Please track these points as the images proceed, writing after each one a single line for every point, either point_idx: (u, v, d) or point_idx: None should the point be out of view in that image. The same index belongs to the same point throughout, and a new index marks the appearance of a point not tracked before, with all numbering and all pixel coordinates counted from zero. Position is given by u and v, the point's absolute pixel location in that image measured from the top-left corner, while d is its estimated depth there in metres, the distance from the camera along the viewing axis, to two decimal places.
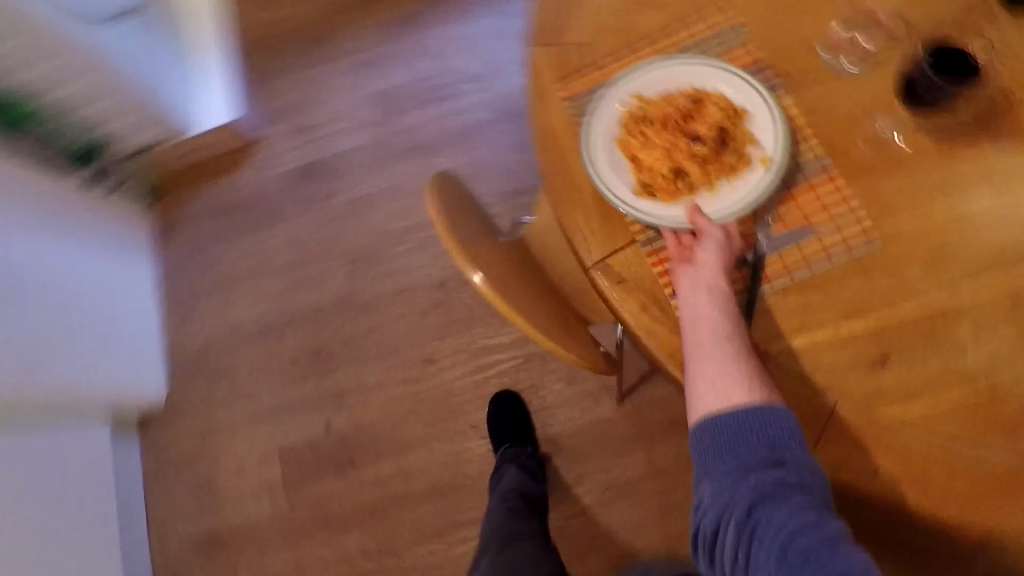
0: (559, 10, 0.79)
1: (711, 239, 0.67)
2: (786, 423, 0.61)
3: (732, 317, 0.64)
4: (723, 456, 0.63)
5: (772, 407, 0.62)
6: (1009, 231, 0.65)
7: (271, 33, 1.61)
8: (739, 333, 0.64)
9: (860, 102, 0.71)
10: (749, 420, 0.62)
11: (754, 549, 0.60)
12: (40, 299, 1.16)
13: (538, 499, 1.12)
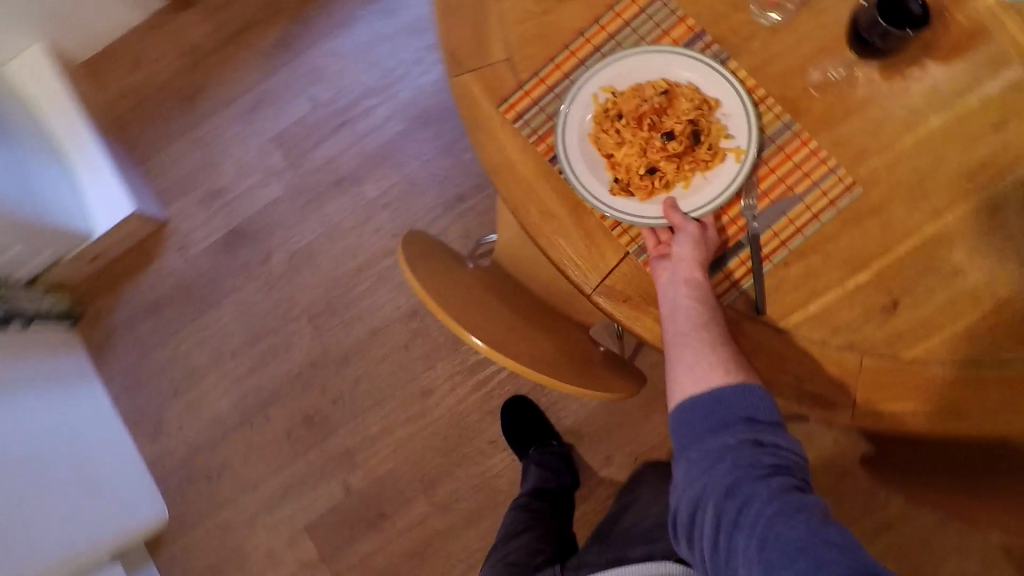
0: (488, 35, 0.77)
1: (685, 232, 0.69)
2: (763, 402, 0.64)
3: (703, 306, 0.67)
4: (700, 441, 0.66)
5: (750, 388, 0.64)
6: (967, 143, 0.71)
7: (142, 107, 1.48)
8: (712, 321, 0.67)
9: (805, 52, 0.73)
10: (729, 400, 0.64)
11: (731, 536, 0.61)
12: (23, 468, 1.08)
13: (553, 493, 1.23)
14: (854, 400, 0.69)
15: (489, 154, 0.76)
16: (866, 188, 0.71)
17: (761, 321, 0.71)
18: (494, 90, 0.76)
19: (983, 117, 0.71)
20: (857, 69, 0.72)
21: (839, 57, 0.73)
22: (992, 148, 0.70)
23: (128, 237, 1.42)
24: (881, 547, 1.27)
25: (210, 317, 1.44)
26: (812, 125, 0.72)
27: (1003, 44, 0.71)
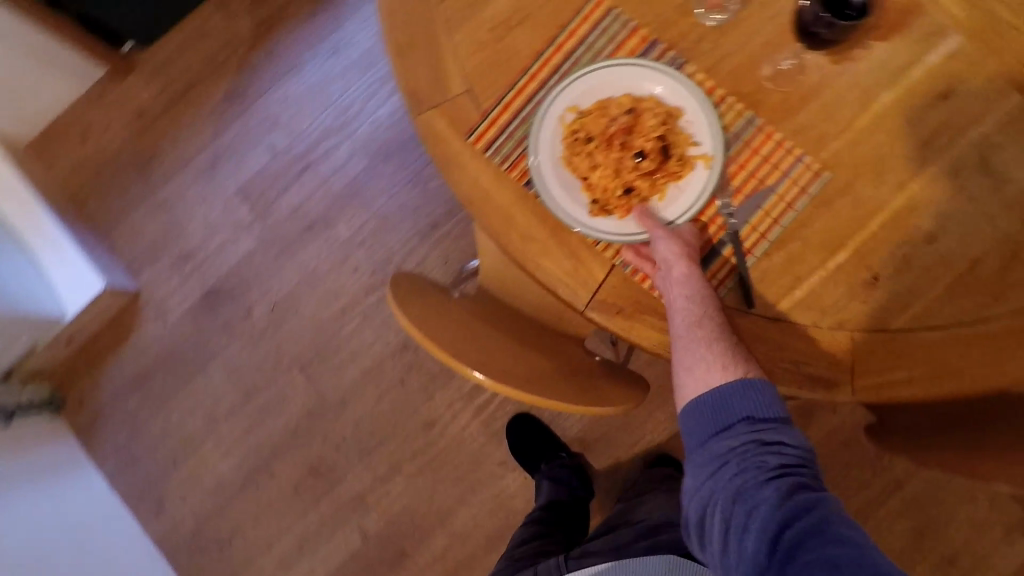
0: (445, 71, 0.78)
1: (659, 236, 0.71)
2: (762, 398, 0.65)
3: (698, 304, 0.68)
4: (706, 445, 0.67)
5: (747, 376, 0.65)
6: (920, 115, 0.74)
7: (98, 179, 1.45)
8: (706, 315, 0.68)
9: (754, 48, 0.75)
10: (727, 395, 0.66)
11: (738, 541, 0.61)
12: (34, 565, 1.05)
13: (564, 504, 1.23)
14: (853, 377, 0.71)
15: (464, 188, 0.76)
16: (833, 170, 0.73)
17: (753, 313, 0.72)
18: (460, 123, 0.77)
19: (931, 87, 0.74)
20: (807, 57, 0.75)
21: (788, 48, 0.75)
22: (944, 116, 0.73)
23: (102, 313, 1.39)
24: (893, 504, 1.31)
25: (198, 382, 1.42)
26: (773, 117, 0.74)
27: (938, 15, 0.75)
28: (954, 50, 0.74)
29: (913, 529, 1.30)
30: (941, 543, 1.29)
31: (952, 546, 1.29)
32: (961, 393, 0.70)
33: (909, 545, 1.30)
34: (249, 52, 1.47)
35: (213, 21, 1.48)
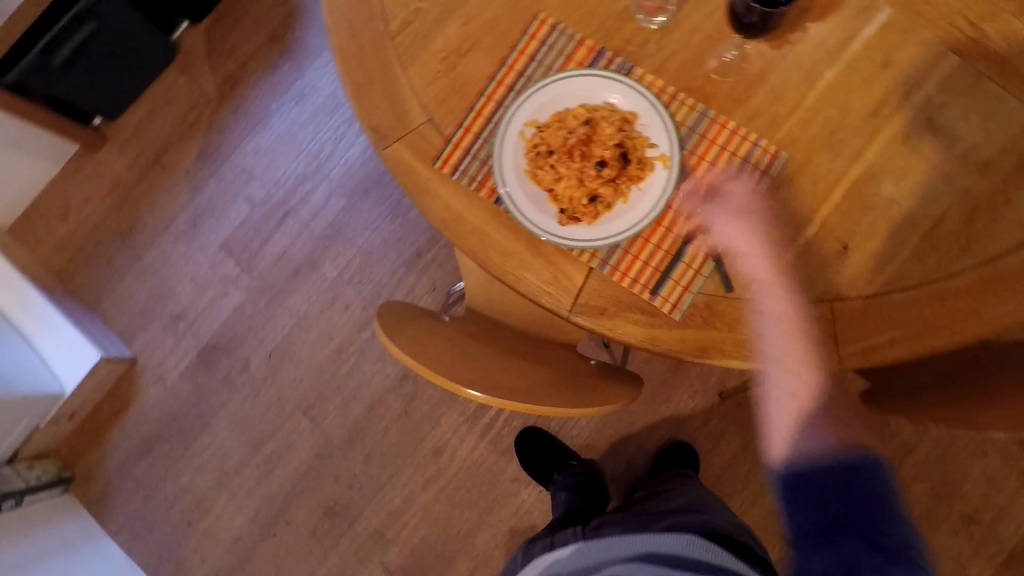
0: (403, 104, 0.80)
1: (760, 279, 0.73)
2: (875, 474, 0.67)
3: (798, 355, 0.72)
4: (805, 502, 0.68)
5: (861, 448, 0.68)
6: (864, 85, 0.76)
7: (83, 252, 1.47)
8: (803, 372, 0.71)
9: (696, 43, 0.78)
10: (832, 458, 0.68)
11: None
12: None
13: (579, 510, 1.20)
14: (838, 345, 0.72)
15: (438, 213, 0.78)
16: (788, 150, 0.76)
17: (733, 297, 0.74)
18: (425, 152, 0.79)
19: (871, 59, 0.76)
20: (748, 47, 0.77)
21: (729, 39, 0.78)
22: (888, 84, 0.76)
23: (101, 383, 1.39)
24: (908, 469, 1.31)
25: (203, 440, 1.42)
26: (724, 106, 0.77)
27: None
28: (887, 22, 0.77)
29: (931, 491, 1.30)
30: (960, 501, 1.29)
31: (972, 503, 1.29)
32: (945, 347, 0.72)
33: (930, 507, 1.30)
34: (216, 110, 1.50)
35: (178, 85, 1.51)
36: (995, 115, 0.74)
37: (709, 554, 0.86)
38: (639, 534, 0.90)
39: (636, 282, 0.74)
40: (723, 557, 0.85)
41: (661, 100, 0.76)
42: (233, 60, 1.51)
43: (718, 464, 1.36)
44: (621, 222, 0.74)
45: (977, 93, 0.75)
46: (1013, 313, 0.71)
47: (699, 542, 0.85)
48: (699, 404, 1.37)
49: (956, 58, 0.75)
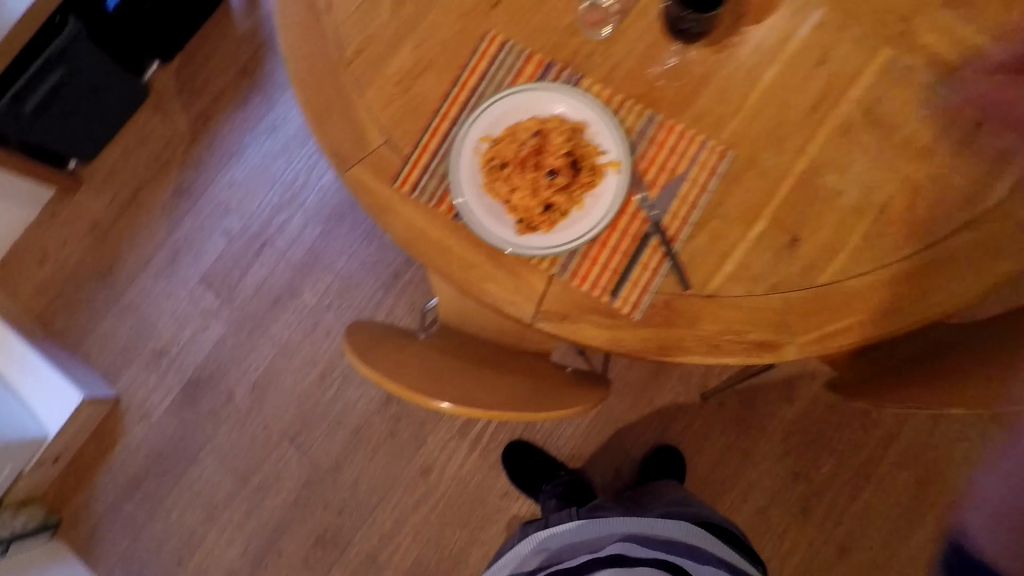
0: (361, 128, 0.82)
1: None
2: None
3: None
4: None
5: None
6: (804, 82, 0.79)
7: (63, 295, 1.47)
8: None
9: (640, 51, 0.80)
10: None
11: None
12: None
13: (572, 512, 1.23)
14: (795, 335, 0.75)
15: (400, 230, 0.80)
16: (735, 148, 0.78)
17: (691, 293, 0.76)
18: (385, 172, 0.81)
19: (809, 58, 0.79)
20: (690, 53, 0.80)
21: (670, 46, 0.80)
22: (826, 80, 0.79)
23: (85, 425, 1.39)
24: (891, 457, 1.34)
25: (191, 475, 1.41)
26: (671, 110, 0.79)
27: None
28: (820, 21, 0.80)
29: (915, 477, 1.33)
30: (945, 486, 1.33)
31: (956, 487, 1.32)
32: (897, 330, 0.74)
33: (916, 494, 1.33)
34: (190, 147, 1.53)
35: (152, 125, 1.53)
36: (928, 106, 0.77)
37: (697, 537, 1.07)
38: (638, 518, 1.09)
39: (596, 286, 0.76)
40: (707, 537, 1.07)
41: (609, 108, 0.78)
42: (204, 97, 1.54)
43: (705, 465, 1.37)
44: (577, 228, 0.76)
45: (910, 85, 0.78)
46: (958, 293, 0.74)
47: (694, 529, 1.07)
48: (682, 406, 1.39)
49: (888, 52, 0.79)
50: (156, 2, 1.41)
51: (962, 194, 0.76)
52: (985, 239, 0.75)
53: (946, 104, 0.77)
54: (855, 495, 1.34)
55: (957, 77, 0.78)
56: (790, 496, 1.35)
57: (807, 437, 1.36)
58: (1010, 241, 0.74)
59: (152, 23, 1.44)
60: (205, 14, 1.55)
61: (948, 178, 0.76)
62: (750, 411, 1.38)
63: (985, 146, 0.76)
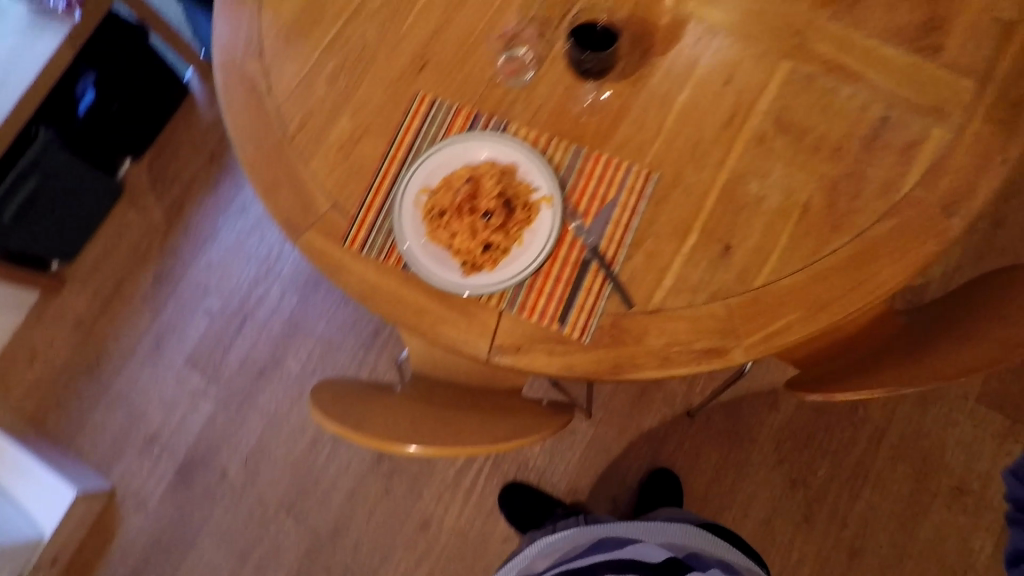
0: (307, 196, 0.87)
1: None
2: None
3: None
4: None
5: None
6: (715, 101, 0.84)
7: (53, 393, 1.50)
8: None
9: (560, 92, 0.86)
10: None
11: None
12: None
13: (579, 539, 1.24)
14: (740, 338, 0.77)
15: (353, 286, 0.83)
16: (659, 170, 0.82)
17: (636, 311, 0.78)
18: (334, 234, 0.85)
19: (717, 79, 0.84)
20: (606, 89, 0.86)
21: (587, 85, 0.86)
22: (735, 97, 0.84)
23: (82, 521, 1.39)
24: (885, 452, 1.34)
25: (190, 559, 1.40)
26: (594, 143, 0.84)
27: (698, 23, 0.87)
28: (722, 45, 0.86)
29: (913, 470, 1.32)
30: (944, 476, 1.32)
31: (956, 475, 1.31)
32: (838, 321, 0.77)
33: (917, 487, 1.32)
34: (167, 235, 1.59)
35: (129, 219, 1.60)
36: (833, 109, 0.82)
37: (704, 540, 1.12)
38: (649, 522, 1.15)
39: (544, 315, 0.79)
40: (714, 541, 1.13)
41: (535, 148, 0.83)
42: (176, 187, 1.61)
43: (701, 484, 1.37)
44: (519, 263, 0.80)
45: (813, 92, 0.83)
46: (889, 279, 0.77)
47: (702, 534, 1.13)
48: (670, 427, 1.40)
49: (788, 65, 0.84)
50: (123, 105, 1.52)
51: (879, 186, 0.79)
52: (906, 224, 0.78)
53: (850, 104, 0.82)
54: (856, 495, 1.33)
55: (856, 79, 0.83)
56: (791, 505, 1.34)
57: (799, 442, 1.36)
58: (930, 223, 0.78)
59: (121, 123, 1.54)
60: (171, 110, 1.65)
61: (863, 172, 0.80)
62: (738, 424, 1.38)
63: (892, 138, 0.81)
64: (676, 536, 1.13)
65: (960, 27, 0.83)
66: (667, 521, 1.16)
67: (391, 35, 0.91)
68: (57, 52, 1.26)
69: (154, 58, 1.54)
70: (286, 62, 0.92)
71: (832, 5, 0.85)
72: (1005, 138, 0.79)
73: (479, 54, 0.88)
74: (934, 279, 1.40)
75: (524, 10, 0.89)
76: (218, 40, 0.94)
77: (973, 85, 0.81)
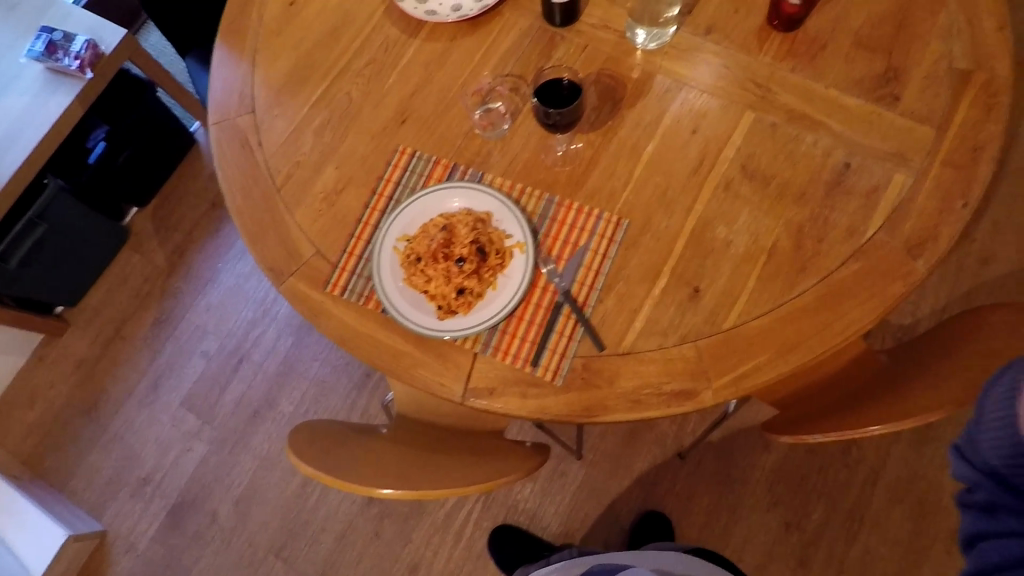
0: (292, 242, 0.90)
1: None
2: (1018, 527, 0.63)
3: None
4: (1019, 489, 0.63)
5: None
6: (682, 151, 0.87)
7: (51, 435, 1.52)
8: None
9: (534, 143, 0.90)
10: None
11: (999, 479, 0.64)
12: None
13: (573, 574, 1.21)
14: (710, 380, 0.78)
15: (333, 330, 0.85)
16: (629, 215, 0.85)
17: (607, 354, 0.80)
18: (316, 279, 0.88)
19: (684, 129, 0.88)
20: (577, 139, 0.90)
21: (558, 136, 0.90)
22: (702, 146, 0.87)
23: (71, 565, 1.39)
24: (882, 494, 1.32)
25: None
26: (566, 190, 0.87)
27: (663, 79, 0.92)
28: (688, 98, 0.90)
29: (911, 512, 1.30)
30: (944, 519, 1.29)
31: (956, 518, 1.28)
32: (808, 363, 0.78)
33: (915, 530, 1.29)
34: (168, 278, 1.63)
35: (132, 263, 1.65)
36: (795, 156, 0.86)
37: (700, 568, 1.08)
38: (643, 550, 1.12)
39: (518, 357, 0.81)
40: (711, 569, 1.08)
41: (510, 196, 0.87)
42: (179, 233, 1.67)
43: (694, 527, 1.35)
44: (493, 306, 0.82)
45: (776, 141, 0.87)
46: (856, 319, 0.78)
47: (697, 561, 1.09)
48: (662, 469, 1.39)
49: (751, 116, 0.88)
50: (129, 156, 1.58)
51: (844, 228, 0.81)
52: (872, 265, 0.80)
53: (812, 152, 0.85)
54: (853, 540, 1.30)
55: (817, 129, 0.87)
56: (786, 549, 1.31)
57: (792, 484, 1.34)
58: (896, 265, 0.79)
59: (127, 173, 1.60)
60: (177, 158, 1.72)
61: (828, 216, 0.82)
62: (730, 465, 1.37)
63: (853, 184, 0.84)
64: (671, 564, 1.09)
65: (915, 79, 0.87)
66: (661, 550, 1.13)
67: (375, 91, 0.96)
68: (69, 108, 1.33)
69: (163, 111, 1.61)
70: (275, 117, 0.97)
71: (792, 60, 0.90)
72: (966, 180, 0.81)
73: (458, 109, 0.93)
74: (922, 317, 1.41)
75: (501, 69, 0.95)
76: (213, 97, 0.99)
77: (931, 132, 0.84)
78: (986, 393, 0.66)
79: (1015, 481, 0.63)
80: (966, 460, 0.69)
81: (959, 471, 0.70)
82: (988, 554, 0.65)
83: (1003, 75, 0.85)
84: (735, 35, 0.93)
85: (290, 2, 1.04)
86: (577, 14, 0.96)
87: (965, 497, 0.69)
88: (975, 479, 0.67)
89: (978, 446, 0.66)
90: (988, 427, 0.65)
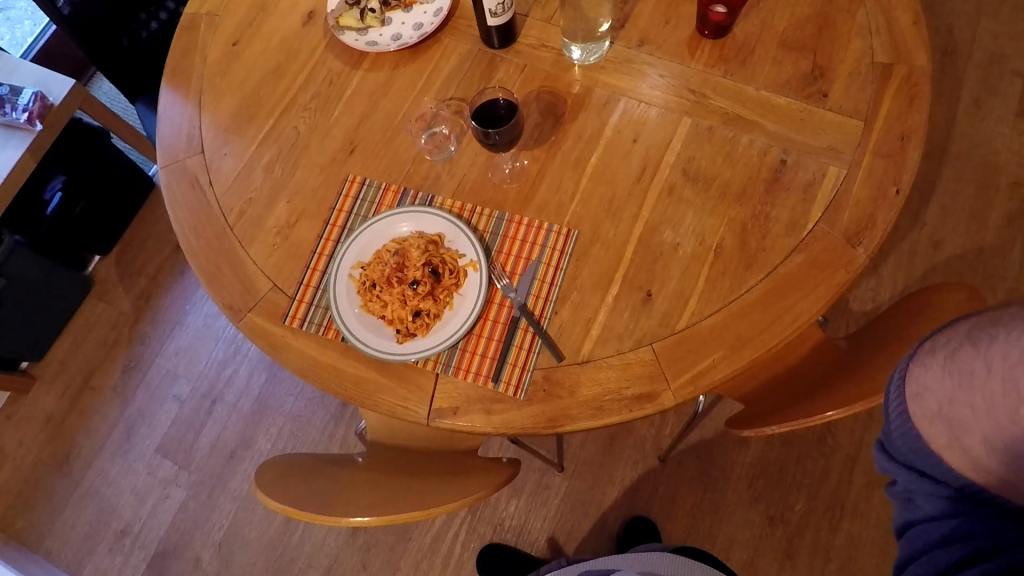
0: (247, 279, 0.90)
1: None
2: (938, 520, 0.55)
3: None
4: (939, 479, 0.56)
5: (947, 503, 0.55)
6: (624, 160, 0.89)
7: (22, 495, 1.48)
8: None
9: (481, 163, 0.92)
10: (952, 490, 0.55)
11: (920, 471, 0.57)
12: None
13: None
14: (668, 381, 0.79)
15: (293, 363, 0.85)
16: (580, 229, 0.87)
17: (566, 364, 0.81)
18: (273, 313, 0.88)
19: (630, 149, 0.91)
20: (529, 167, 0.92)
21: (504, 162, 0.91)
22: (643, 153, 0.90)
23: None
24: (860, 481, 1.34)
25: None
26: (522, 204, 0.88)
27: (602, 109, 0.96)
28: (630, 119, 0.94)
29: None
30: None
31: None
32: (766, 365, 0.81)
33: None
34: (135, 325, 1.61)
35: (98, 313, 1.63)
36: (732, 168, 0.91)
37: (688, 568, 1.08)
38: (629, 552, 1.11)
39: (479, 375, 0.81)
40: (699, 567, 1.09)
41: (460, 216, 0.88)
42: (143, 278, 1.66)
43: (680, 529, 1.35)
44: (451, 326, 0.83)
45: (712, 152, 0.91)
46: (805, 309, 0.80)
47: (684, 560, 1.09)
48: (643, 474, 1.39)
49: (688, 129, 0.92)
50: (87, 205, 1.57)
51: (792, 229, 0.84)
52: (814, 257, 0.82)
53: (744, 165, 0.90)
54: (835, 528, 1.31)
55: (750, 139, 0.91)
56: (771, 543, 1.32)
57: (772, 478, 1.36)
58: (837, 255, 0.82)
59: (86, 222, 1.59)
60: (137, 203, 1.71)
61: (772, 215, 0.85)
62: (709, 464, 1.39)
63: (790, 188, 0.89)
64: (658, 565, 1.09)
65: (840, 75, 0.90)
66: (647, 550, 1.13)
67: (322, 124, 0.97)
68: (20, 161, 1.32)
69: (118, 158, 1.61)
70: (224, 156, 0.97)
71: (723, 65, 0.93)
72: (896, 168, 0.84)
73: (406, 134, 0.95)
74: (882, 302, 1.44)
75: (444, 93, 0.97)
76: (161, 141, 1.00)
77: (859, 125, 0.87)
78: (894, 375, 0.60)
79: (931, 468, 0.56)
80: (885, 451, 0.61)
81: (880, 464, 0.62)
82: (911, 557, 0.57)
83: (922, 65, 0.89)
84: (667, 45, 0.96)
85: (233, 43, 1.05)
86: (515, 35, 0.98)
87: (890, 494, 0.61)
88: (894, 472, 0.60)
89: (891, 433, 0.60)
90: (896, 411, 0.59)
